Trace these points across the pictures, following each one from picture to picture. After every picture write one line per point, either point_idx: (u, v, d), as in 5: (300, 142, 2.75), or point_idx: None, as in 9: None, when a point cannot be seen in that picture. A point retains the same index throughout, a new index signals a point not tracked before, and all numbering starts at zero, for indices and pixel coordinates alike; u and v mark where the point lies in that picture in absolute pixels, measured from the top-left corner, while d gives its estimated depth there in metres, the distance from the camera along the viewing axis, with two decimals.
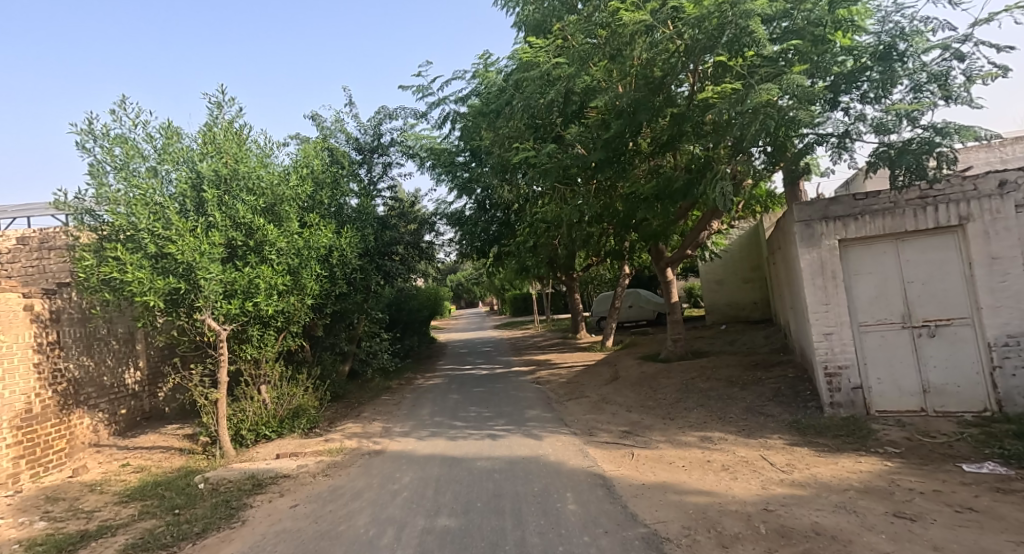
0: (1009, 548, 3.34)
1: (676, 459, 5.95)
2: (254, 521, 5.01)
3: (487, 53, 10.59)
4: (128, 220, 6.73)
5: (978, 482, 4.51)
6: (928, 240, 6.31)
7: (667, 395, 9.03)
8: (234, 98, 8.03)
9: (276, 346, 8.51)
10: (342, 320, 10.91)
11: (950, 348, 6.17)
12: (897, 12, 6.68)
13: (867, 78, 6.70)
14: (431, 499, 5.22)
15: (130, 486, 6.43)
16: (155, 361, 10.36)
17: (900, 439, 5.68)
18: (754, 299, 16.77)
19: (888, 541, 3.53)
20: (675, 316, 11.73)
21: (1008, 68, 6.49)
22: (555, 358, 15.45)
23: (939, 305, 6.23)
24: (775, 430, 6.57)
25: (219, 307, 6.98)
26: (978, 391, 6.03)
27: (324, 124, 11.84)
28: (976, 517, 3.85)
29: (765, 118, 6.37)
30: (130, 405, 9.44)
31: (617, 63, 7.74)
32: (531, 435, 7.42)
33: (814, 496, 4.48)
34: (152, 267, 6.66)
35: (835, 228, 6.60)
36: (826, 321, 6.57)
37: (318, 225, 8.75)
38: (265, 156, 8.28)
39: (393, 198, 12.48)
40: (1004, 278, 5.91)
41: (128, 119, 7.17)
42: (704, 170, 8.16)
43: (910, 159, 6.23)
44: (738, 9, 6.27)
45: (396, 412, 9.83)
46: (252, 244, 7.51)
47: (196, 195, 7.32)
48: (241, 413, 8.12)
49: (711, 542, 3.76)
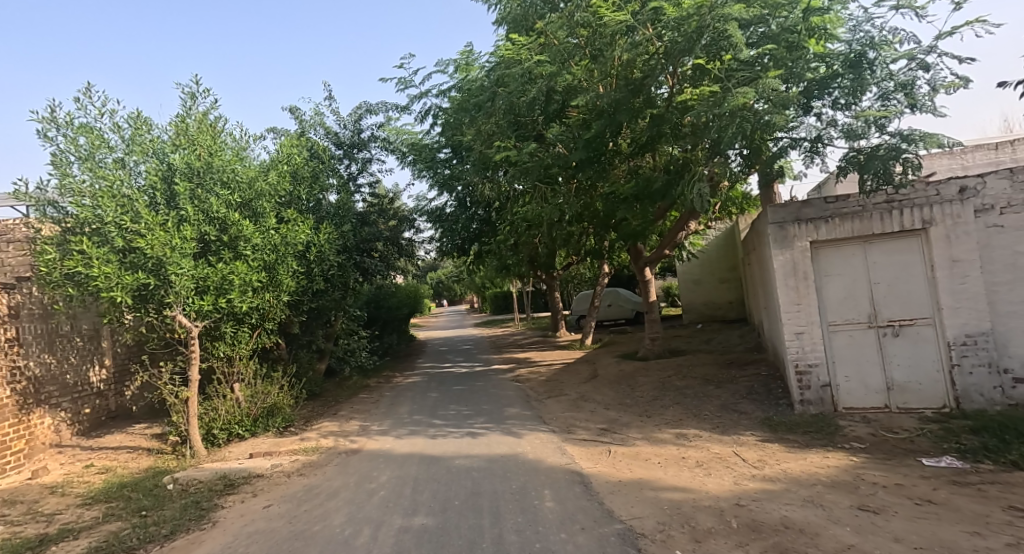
0: (964, 539, 3.50)
1: (651, 456, 6.06)
2: (225, 523, 4.91)
3: (469, 49, 10.37)
4: (94, 213, 6.49)
5: (936, 476, 4.71)
6: (894, 243, 6.54)
7: (644, 393, 9.16)
8: (209, 90, 7.90)
9: (250, 343, 8.31)
10: (318, 318, 10.72)
11: (913, 348, 6.40)
12: (867, 22, 6.90)
13: (838, 85, 6.92)
14: (409, 498, 5.19)
15: (93, 489, 6.21)
16: (122, 359, 10.04)
17: (865, 436, 5.90)
18: (729, 299, 17.14)
19: (852, 534, 3.66)
20: (651, 315, 11.93)
21: (969, 80, 6.76)
22: (533, 356, 15.52)
23: (903, 306, 6.47)
24: (747, 427, 6.74)
25: (191, 304, 6.82)
26: (937, 389, 6.28)
27: (302, 117, 11.60)
28: (934, 509, 4.02)
29: (741, 121, 6.54)
30: (94, 404, 9.13)
31: (598, 63, 7.92)
32: (509, 433, 7.43)
33: (784, 491, 4.62)
34: (119, 262, 6.44)
35: (807, 230, 6.80)
36: (798, 321, 6.76)
37: (296, 221, 8.62)
38: (240, 150, 8.18)
39: (373, 194, 12.32)
40: (963, 280, 6.17)
41: (94, 107, 6.93)
42: (683, 172, 8.37)
43: (876, 165, 6.40)
44: (716, 13, 6.43)
45: (373, 410, 9.72)
46: (226, 239, 7.37)
47: (168, 188, 7.14)
48: (213, 412, 7.91)
49: (685, 537, 3.84)
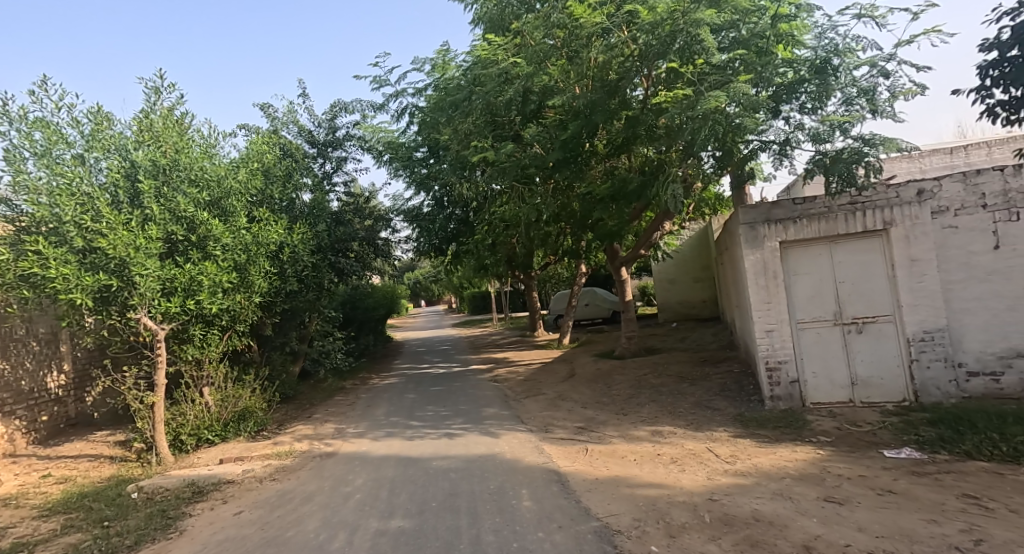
0: (922, 527, 3.65)
1: (628, 453, 6.14)
2: (193, 531, 4.76)
3: (446, 48, 10.32)
4: (51, 212, 6.20)
5: (897, 466, 4.90)
6: (857, 243, 6.79)
7: (620, 391, 9.26)
8: (175, 85, 7.66)
9: (219, 346, 8.07)
10: (292, 319, 10.49)
11: (876, 344, 6.65)
12: (832, 30, 7.14)
13: (805, 90, 7.14)
14: (384, 501, 5.12)
15: (51, 500, 5.93)
16: (82, 363, 9.64)
17: (832, 429, 6.10)
18: (703, 298, 17.48)
19: (819, 525, 3.78)
20: (627, 314, 12.09)
21: (925, 87, 7.06)
22: (511, 356, 15.53)
23: (866, 304, 6.72)
24: (720, 423, 6.88)
25: (157, 306, 6.57)
26: (898, 383, 6.54)
27: (274, 115, 11.33)
28: (895, 499, 4.19)
29: (714, 124, 6.67)
30: (52, 411, 8.73)
31: (575, 64, 7.94)
32: (487, 433, 7.41)
33: (755, 485, 4.74)
34: (79, 263, 6.16)
35: (776, 230, 6.99)
36: (768, 319, 6.94)
37: (268, 220, 8.43)
38: (209, 147, 7.96)
39: (348, 193, 12.13)
40: (921, 279, 6.44)
41: (51, 101, 6.61)
42: (657, 173, 8.51)
43: (842, 167, 6.59)
44: (689, 18, 6.59)
45: (350, 413, 9.56)
46: (194, 239, 7.16)
47: (131, 186, 6.88)
48: (180, 417, 7.64)
49: (660, 533, 3.90)
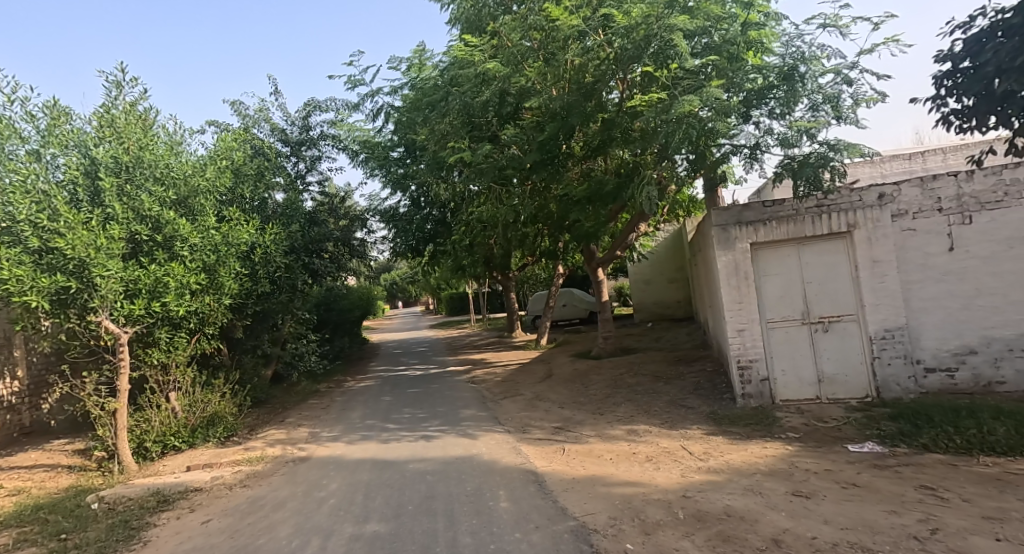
0: (884, 517, 3.79)
1: (605, 452, 6.19)
2: (158, 541, 4.60)
3: (422, 47, 10.24)
4: (3, 210, 5.88)
5: (860, 460, 5.08)
6: (823, 244, 7.00)
7: (596, 391, 9.34)
8: (138, 79, 7.37)
9: (187, 349, 7.82)
10: (264, 321, 10.23)
11: (841, 342, 6.87)
12: (799, 38, 7.34)
13: (774, 96, 7.37)
14: (359, 505, 5.04)
15: (3, 513, 5.63)
16: (38, 369, 9.21)
17: (800, 425, 6.27)
18: (676, 298, 17.77)
19: (788, 518, 3.88)
20: (603, 315, 12.19)
21: (886, 95, 7.35)
22: (488, 357, 15.49)
23: (832, 303, 6.93)
24: (694, 421, 7.01)
25: (118, 308, 6.28)
26: (861, 380, 6.77)
27: (245, 112, 11.05)
28: (859, 492, 4.33)
29: (687, 127, 6.79)
30: (4, 420, 8.31)
31: (551, 66, 7.94)
32: (464, 435, 7.37)
33: (727, 481, 4.84)
34: (34, 263, 5.86)
35: (747, 232, 7.16)
36: (740, 319, 7.09)
37: (238, 220, 8.22)
38: (174, 144, 7.71)
39: (322, 193, 11.91)
40: (883, 279, 6.69)
41: (2, 94, 6.29)
42: (633, 175, 8.63)
43: (809, 171, 6.86)
44: (662, 23, 6.71)
45: (324, 416, 9.38)
46: (159, 239, 6.90)
47: (91, 183, 6.59)
48: (145, 424, 7.36)
49: (635, 530, 3.94)
